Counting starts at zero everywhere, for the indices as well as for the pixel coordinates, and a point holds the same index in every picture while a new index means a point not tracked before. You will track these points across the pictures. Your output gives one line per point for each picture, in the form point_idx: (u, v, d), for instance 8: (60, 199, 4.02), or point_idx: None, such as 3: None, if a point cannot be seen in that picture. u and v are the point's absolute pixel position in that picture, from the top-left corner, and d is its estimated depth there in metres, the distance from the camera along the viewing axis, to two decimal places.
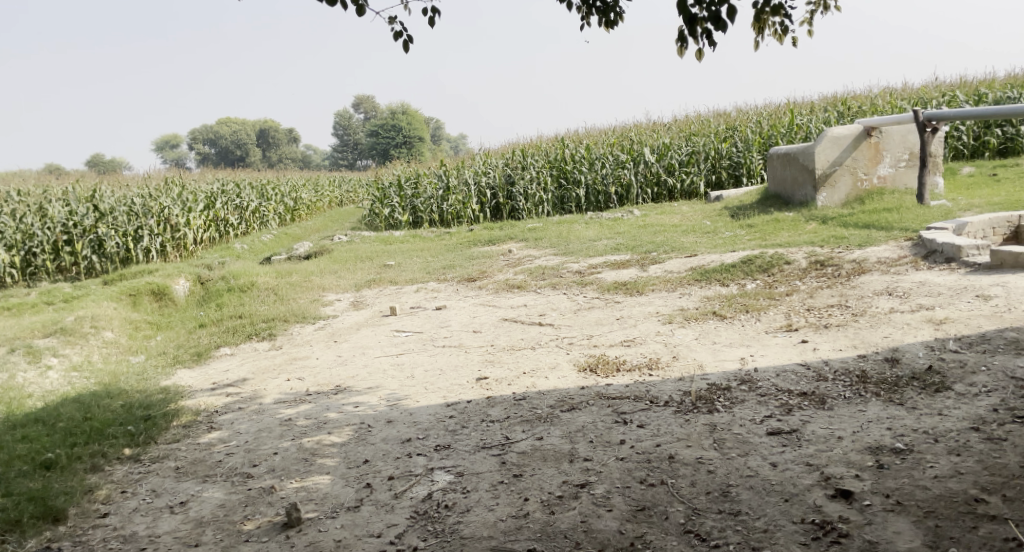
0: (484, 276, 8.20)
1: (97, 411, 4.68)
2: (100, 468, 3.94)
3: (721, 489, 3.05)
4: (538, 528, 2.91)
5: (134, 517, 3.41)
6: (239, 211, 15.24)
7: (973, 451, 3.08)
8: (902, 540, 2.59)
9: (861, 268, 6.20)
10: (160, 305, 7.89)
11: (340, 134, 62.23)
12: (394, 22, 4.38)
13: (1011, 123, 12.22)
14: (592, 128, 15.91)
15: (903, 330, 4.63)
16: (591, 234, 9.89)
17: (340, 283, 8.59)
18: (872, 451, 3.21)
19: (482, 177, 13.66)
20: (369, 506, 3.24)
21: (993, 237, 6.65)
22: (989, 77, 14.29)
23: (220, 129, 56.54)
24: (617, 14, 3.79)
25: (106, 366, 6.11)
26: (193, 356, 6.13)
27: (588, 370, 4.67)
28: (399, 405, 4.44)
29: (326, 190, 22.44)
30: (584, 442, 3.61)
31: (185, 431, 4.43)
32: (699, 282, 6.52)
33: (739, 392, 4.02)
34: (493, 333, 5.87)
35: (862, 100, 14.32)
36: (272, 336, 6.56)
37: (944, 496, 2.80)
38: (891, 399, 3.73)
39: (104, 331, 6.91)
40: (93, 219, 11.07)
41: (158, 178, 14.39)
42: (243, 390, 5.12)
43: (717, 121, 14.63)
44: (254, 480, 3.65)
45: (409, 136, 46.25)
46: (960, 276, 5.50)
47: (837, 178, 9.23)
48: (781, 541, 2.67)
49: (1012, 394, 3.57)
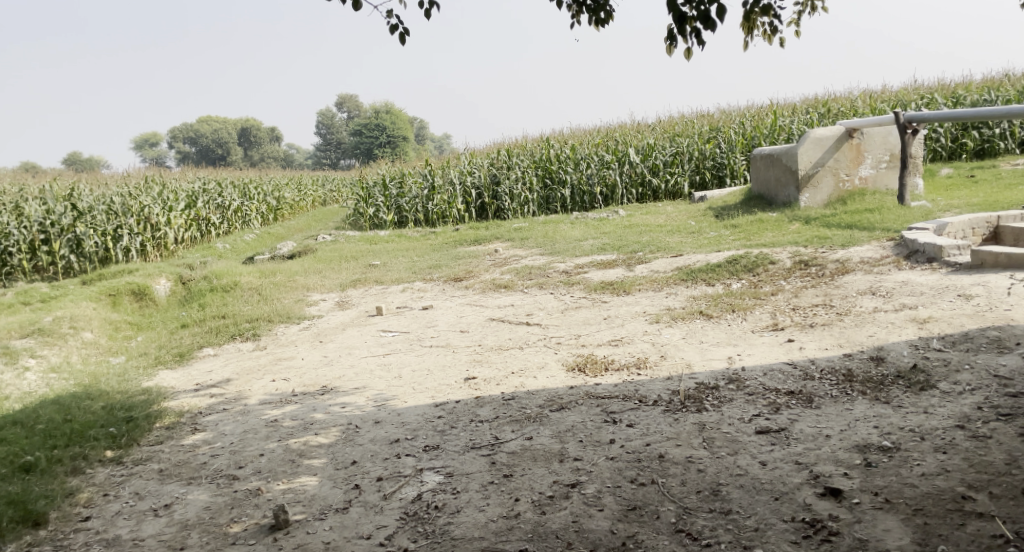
0: (470, 276, 8.17)
1: (77, 413, 4.61)
2: (81, 470, 3.87)
3: (711, 488, 3.05)
4: (530, 529, 2.89)
5: (117, 521, 3.35)
6: (221, 210, 15.09)
7: (959, 449, 3.12)
8: (892, 538, 2.61)
9: (844, 268, 6.25)
10: (141, 305, 7.79)
11: (323, 133, 61.98)
12: (390, 16, 4.35)
13: (988, 125, 12.39)
14: (577, 128, 15.93)
15: (887, 329, 4.67)
16: (577, 234, 9.91)
17: (325, 283, 8.54)
18: (860, 450, 3.23)
19: (467, 177, 13.64)
20: (358, 508, 3.21)
21: (973, 237, 6.72)
22: (966, 80, 14.49)
23: (201, 128, 56.04)
24: (608, 13, 3.78)
25: (85, 367, 6.00)
26: (175, 356, 6.06)
27: (577, 370, 4.66)
28: (386, 406, 4.41)
29: (309, 189, 22.26)
30: (574, 441, 3.60)
31: (168, 433, 4.37)
32: (685, 282, 6.54)
33: (727, 391, 4.04)
34: (480, 332, 5.85)
35: (843, 101, 14.46)
36: (256, 336, 6.50)
37: (932, 493, 2.82)
38: (877, 398, 3.76)
39: (83, 332, 6.81)
40: (71, 218, 10.90)
41: (137, 177, 14.22)
42: (228, 391, 5.07)
43: (701, 122, 14.71)
44: (240, 482, 3.60)
45: (393, 135, 46.04)
46: (941, 276, 5.56)
47: (819, 179, 9.31)
48: (772, 540, 2.68)
49: (996, 392, 3.61)
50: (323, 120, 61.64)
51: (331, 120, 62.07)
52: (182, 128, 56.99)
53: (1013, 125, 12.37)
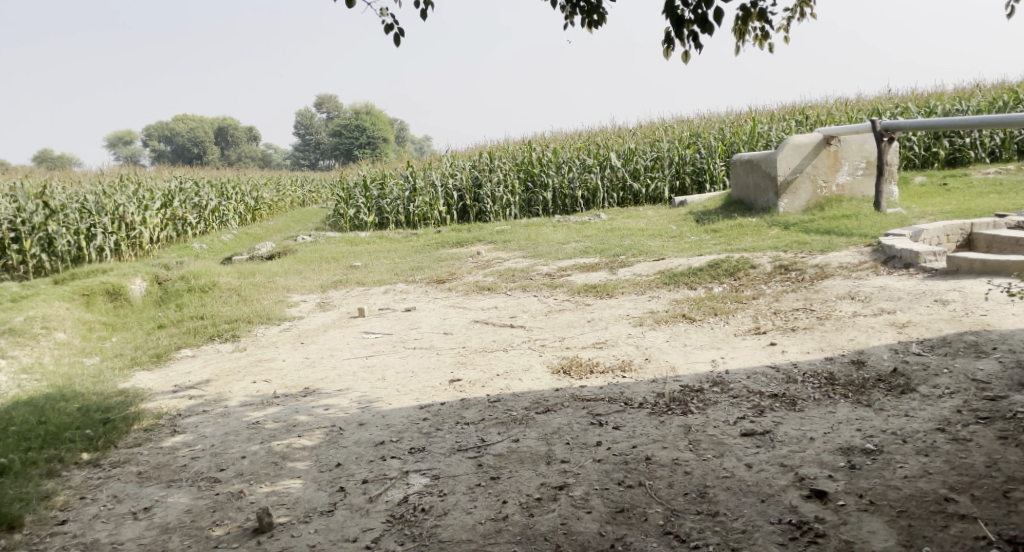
0: (453, 278, 8.17)
1: (52, 414, 4.51)
2: (57, 473, 3.79)
3: (698, 490, 3.07)
4: (518, 531, 2.88)
5: (95, 525, 3.28)
6: (198, 210, 14.90)
7: (941, 451, 3.16)
8: (877, 539, 2.63)
9: (824, 273, 6.33)
10: (115, 305, 7.65)
11: (302, 133, 61.58)
12: (384, 16, 4.34)
13: (959, 135, 12.65)
14: (558, 132, 15.97)
15: (867, 332, 4.74)
16: (559, 237, 9.93)
17: (306, 284, 8.47)
18: (844, 452, 3.27)
19: (449, 179, 13.63)
20: (343, 511, 3.18)
21: (947, 244, 6.83)
22: (938, 91, 14.79)
23: (177, 127, 55.44)
24: (601, 15, 3.79)
25: (58, 368, 5.89)
26: (152, 357, 5.96)
27: (562, 372, 4.67)
28: (371, 407, 4.38)
29: (288, 189, 22.01)
30: (561, 443, 3.61)
31: (146, 435, 4.29)
32: (668, 285, 6.59)
33: (711, 394, 4.06)
34: (465, 334, 5.85)
35: (819, 109, 14.70)
36: (236, 337, 6.42)
37: (915, 495, 2.86)
38: (859, 401, 3.81)
39: (56, 332, 6.69)
40: (43, 216, 10.69)
41: (112, 175, 13.99)
42: (207, 393, 5.00)
43: (681, 128, 14.85)
44: (222, 485, 3.55)
45: (373, 137, 45.85)
46: (918, 281, 5.66)
47: (797, 186, 9.43)
48: (760, 542, 2.70)
49: (975, 395, 3.68)
50: (302, 120, 60.25)
51: (310, 120, 61.80)
52: (157, 127, 56.30)
53: (984, 135, 12.61)
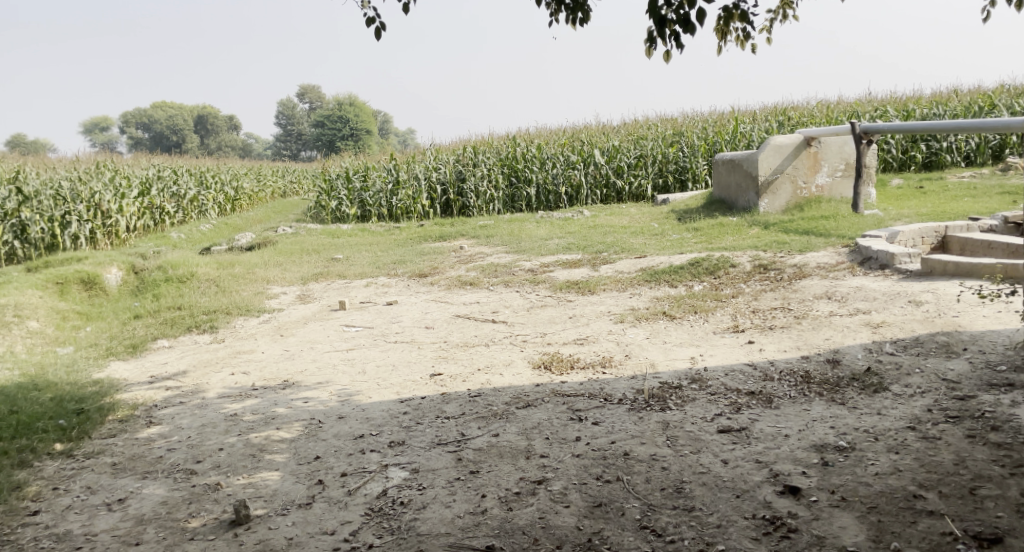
0: (435, 272, 8.18)
1: (24, 404, 4.45)
2: (29, 463, 3.75)
3: (675, 485, 3.11)
4: (496, 525, 2.91)
5: (67, 516, 3.25)
6: (176, 199, 14.73)
7: (911, 449, 3.23)
8: (848, 535, 2.69)
9: (802, 272, 6.42)
10: (90, 294, 7.56)
11: (284, 123, 60.98)
12: (366, 9, 4.26)
13: (936, 139, 12.87)
14: (542, 128, 16.00)
15: (843, 332, 4.82)
16: (542, 233, 9.93)
17: (286, 276, 8.42)
18: (817, 449, 3.33)
19: (433, 173, 13.58)
20: (321, 503, 3.18)
21: (922, 246, 6.95)
22: (916, 95, 15.04)
23: (155, 113, 54.81)
24: (586, 13, 3.80)
25: (31, 357, 5.82)
26: (127, 348, 5.90)
27: (543, 367, 4.70)
28: (350, 401, 4.37)
29: (269, 180, 21.76)
30: (540, 438, 3.63)
31: (121, 426, 4.24)
32: (649, 283, 6.65)
33: (689, 391, 4.11)
34: (446, 329, 5.85)
35: (801, 110, 14.88)
36: (213, 329, 6.37)
37: (885, 492, 2.92)
38: (833, 399, 3.87)
39: (28, 320, 6.60)
40: (16, 202, 10.55)
41: (87, 162, 13.81)
42: (184, 384, 4.96)
43: (664, 127, 14.97)
44: (198, 476, 3.53)
45: (356, 128, 45.49)
46: (894, 282, 5.76)
47: (778, 187, 9.52)
48: (734, 536, 2.74)
49: (945, 394, 3.76)
50: (284, 111, 60.54)
51: (293, 109, 61.21)
52: (136, 114, 55.62)
53: (960, 139, 12.84)
